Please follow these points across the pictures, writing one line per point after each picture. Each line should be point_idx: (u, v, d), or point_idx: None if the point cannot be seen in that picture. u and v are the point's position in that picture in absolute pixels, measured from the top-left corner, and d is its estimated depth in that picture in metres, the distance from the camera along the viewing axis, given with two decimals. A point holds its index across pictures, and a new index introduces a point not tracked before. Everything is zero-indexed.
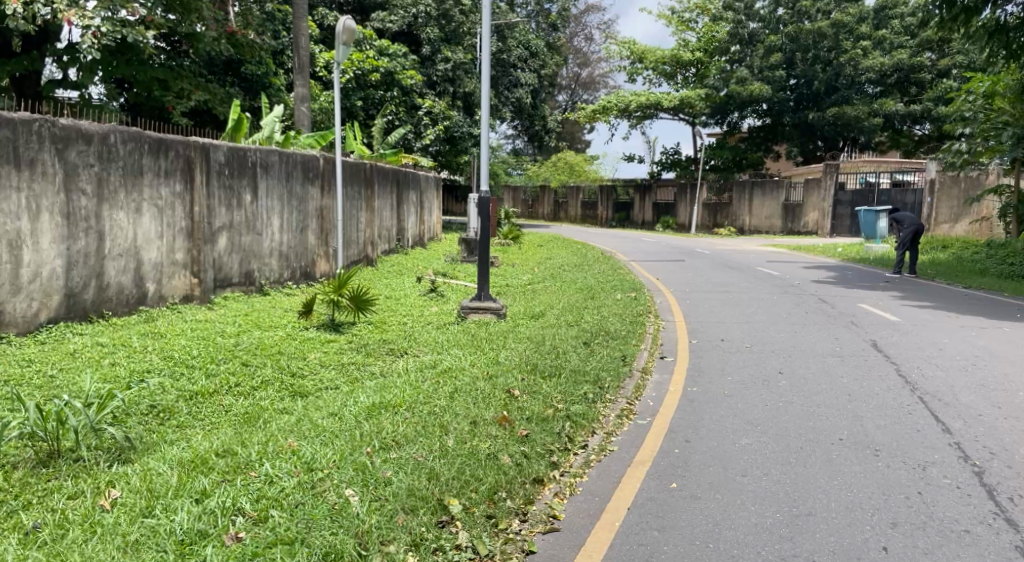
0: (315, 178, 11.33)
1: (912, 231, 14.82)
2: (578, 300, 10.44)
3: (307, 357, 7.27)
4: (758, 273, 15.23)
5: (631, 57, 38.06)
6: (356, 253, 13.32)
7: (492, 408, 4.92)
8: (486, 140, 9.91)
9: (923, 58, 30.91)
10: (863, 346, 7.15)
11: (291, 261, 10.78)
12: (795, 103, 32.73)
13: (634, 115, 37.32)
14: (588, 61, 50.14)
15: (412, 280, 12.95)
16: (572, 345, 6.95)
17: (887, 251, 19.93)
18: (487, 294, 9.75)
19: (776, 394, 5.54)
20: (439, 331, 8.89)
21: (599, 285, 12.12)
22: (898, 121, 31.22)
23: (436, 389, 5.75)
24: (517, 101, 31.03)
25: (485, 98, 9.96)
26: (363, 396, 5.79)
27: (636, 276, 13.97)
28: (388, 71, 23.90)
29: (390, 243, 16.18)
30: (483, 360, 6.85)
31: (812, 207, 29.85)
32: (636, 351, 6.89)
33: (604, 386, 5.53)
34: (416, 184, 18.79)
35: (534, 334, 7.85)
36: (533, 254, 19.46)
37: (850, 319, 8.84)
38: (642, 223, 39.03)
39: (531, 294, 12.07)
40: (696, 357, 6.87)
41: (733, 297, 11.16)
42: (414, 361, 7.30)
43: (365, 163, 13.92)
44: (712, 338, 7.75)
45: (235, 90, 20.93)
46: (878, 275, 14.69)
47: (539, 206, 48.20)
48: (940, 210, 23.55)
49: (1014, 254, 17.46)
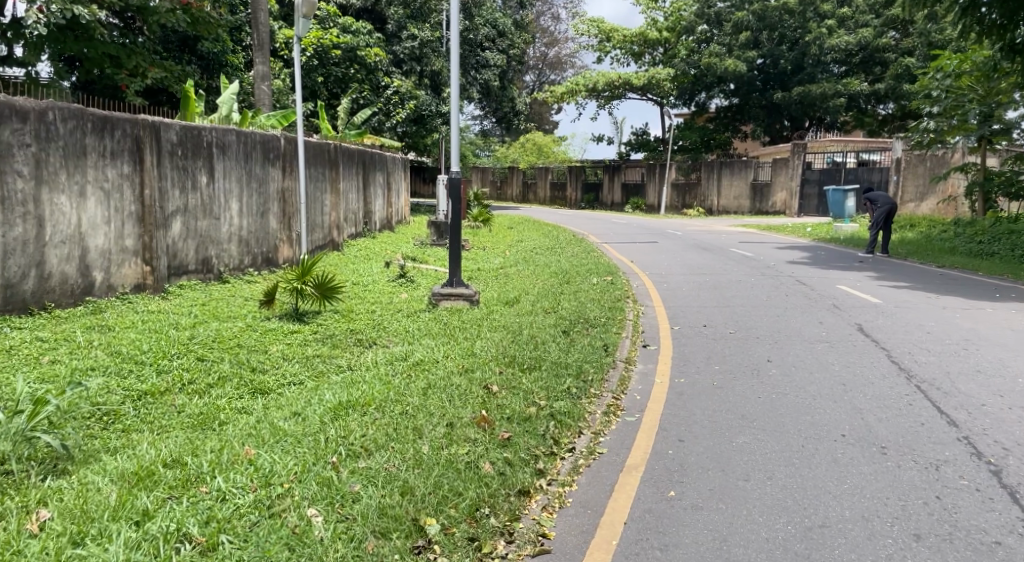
0: (276, 159, 10.75)
1: (885, 210, 14.73)
2: (553, 285, 10.08)
3: (268, 350, 6.80)
4: (733, 254, 15.04)
5: (599, 36, 37.58)
6: (320, 238, 12.77)
7: (470, 408, 4.55)
8: (455, 118, 9.41)
9: (888, 37, 30.97)
10: (850, 330, 6.92)
11: (251, 246, 10.22)
12: (763, 83, 32.84)
13: (603, 95, 36.97)
14: (555, 40, 49.55)
15: (380, 266, 12.47)
16: (550, 334, 6.60)
17: (856, 231, 19.93)
18: (458, 279, 9.35)
19: (768, 384, 5.25)
20: (408, 320, 8.46)
21: (573, 268, 11.79)
22: (864, 100, 31.31)
23: (408, 385, 5.35)
24: (484, 81, 30.45)
25: (455, 70, 9.32)
26: (329, 394, 5.37)
27: (610, 259, 13.67)
28: (352, 48, 23.11)
29: (356, 227, 15.63)
30: (457, 351, 6.47)
31: (780, 186, 29.76)
32: (619, 340, 6.57)
33: (587, 380, 5.19)
34: (382, 165, 18.19)
35: (510, 323, 7.48)
36: (503, 236, 19.06)
37: (832, 302, 8.64)
38: (612, 205, 38.81)
39: (504, 279, 11.69)
40: (680, 345, 6.57)
41: (711, 280, 10.93)
42: (383, 353, 6.88)
43: (328, 143, 13.33)
44: (695, 324, 7.46)
45: (191, 68, 20.08)
46: (850, 255, 14.59)
47: (507, 188, 47.73)
48: (907, 189, 23.51)
49: (981, 232, 17.53)
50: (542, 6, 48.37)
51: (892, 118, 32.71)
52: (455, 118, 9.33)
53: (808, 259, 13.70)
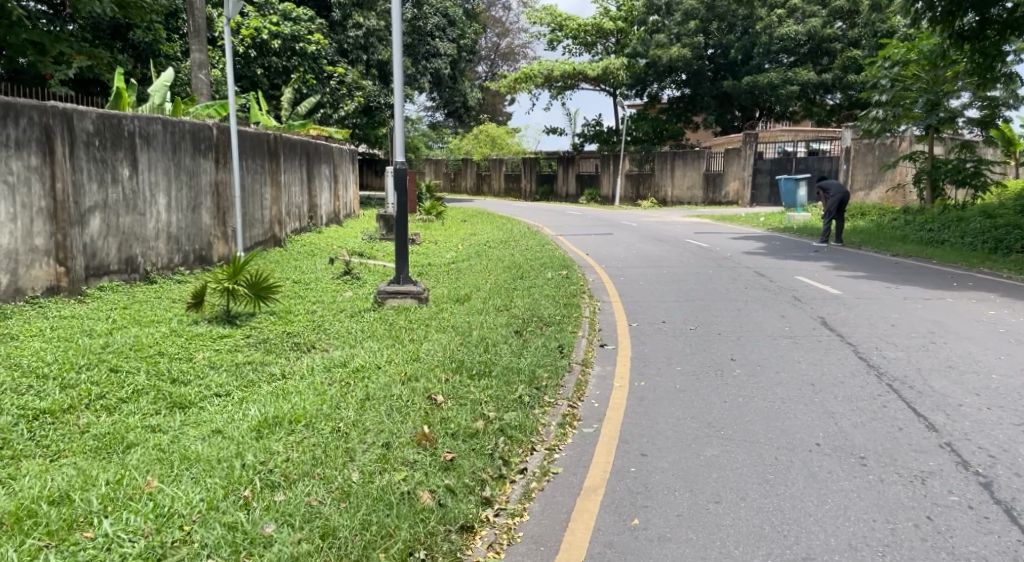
0: (208, 150, 10.04)
1: (837, 198, 14.65)
2: (506, 280, 9.66)
3: (193, 357, 6.21)
4: (688, 244, 14.84)
5: (550, 25, 37.25)
6: (259, 234, 12.07)
7: (409, 423, 4.09)
8: (400, 105, 8.81)
9: (835, 27, 31.28)
10: (813, 325, 6.66)
11: (182, 244, 9.52)
12: (713, 73, 32.95)
13: (555, 86, 36.66)
14: (507, 31, 49.07)
15: (324, 262, 11.87)
16: (502, 335, 6.16)
17: (808, 220, 20.00)
18: (406, 276, 8.85)
19: (733, 385, 4.91)
20: (351, 321, 7.93)
21: (527, 262, 11.38)
22: (812, 90, 31.63)
23: (344, 397, 4.86)
24: (435, 70, 29.82)
25: (398, 53, 8.75)
26: (255, 409, 4.85)
27: (565, 252, 13.30)
28: (292, 37, 22.21)
29: (300, 221, 14.95)
30: (401, 355, 5.99)
31: (732, 176, 29.78)
32: (575, 340, 6.16)
33: (540, 386, 4.76)
34: (328, 157, 17.49)
35: (459, 323, 7.03)
36: (456, 230, 18.57)
37: (792, 293, 8.41)
38: (566, 196, 38.59)
39: (456, 274, 11.22)
40: (640, 344, 6.20)
41: (667, 272, 10.65)
42: (322, 358, 6.36)
43: (267, 134, 12.64)
44: (653, 320, 7.11)
45: (122, 56, 19.05)
46: (804, 244, 14.51)
47: (462, 180, 47.16)
48: (858, 177, 23.60)
49: (930, 220, 17.71)
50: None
51: (839, 108, 33.14)
52: (399, 105, 8.77)
53: (764, 250, 13.56)
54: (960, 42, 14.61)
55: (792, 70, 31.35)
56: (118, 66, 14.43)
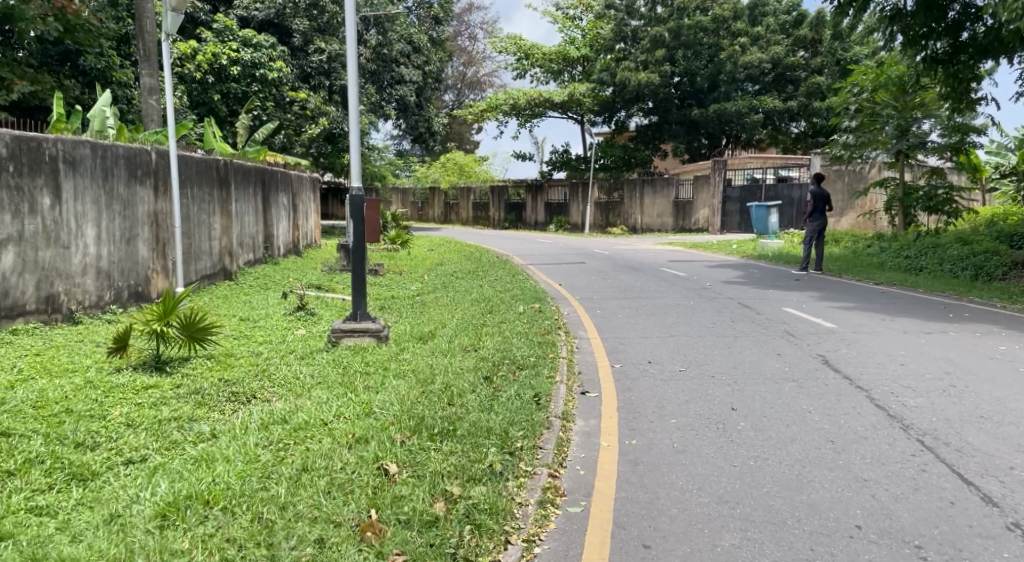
0: (145, 176, 9.15)
1: (817, 224, 14.21)
2: (474, 315, 8.89)
3: (109, 413, 5.32)
4: (664, 273, 14.27)
5: (517, 53, 37.02)
6: (206, 267, 11.16)
7: (353, 505, 3.31)
8: (355, 126, 8.02)
9: (798, 56, 31.49)
10: (815, 364, 6.03)
11: (115, 279, 8.60)
12: (679, 101, 32.86)
13: (522, 114, 36.32)
14: (473, 60, 48.90)
15: (277, 297, 11.02)
16: (471, 382, 5.39)
17: (782, 247, 19.68)
18: (363, 312, 8.03)
19: (741, 443, 4.21)
20: (300, 363, 7.10)
21: (496, 294, 10.64)
22: (778, 118, 31.67)
23: (278, 466, 4.04)
24: (400, 97, 29.31)
25: (353, 69, 7.96)
26: (168, 483, 3.99)
27: (536, 283, 12.61)
28: (251, 63, 21.48)
29: (254, 252, 14.04)
30: (351, 409, 5.19)
31: (702, 204, 29.51)
32: (552, 386, 5.42)
33: (514, 448, 4.00)
34: (286, 184, 16.63)
35: (422, 367, 6.25)
36: (421, 259, 17.80)
37: (783, 327, 7.81)
38: (535, 224, 38.09)
39: (421, 308, 10.47)
40: (626, 390, 5.47)
41: (646, 304, 10.00)
42: (262, 411, 5.52)
43: (217, 160, 11.78)
44: (638, 360, 6.41)
45: (69, 83, 18.09)
46: (784, 273, 14.01)
47: (429, 209, 46.50)
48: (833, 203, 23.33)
49: (906, 247, 17.43)
50: (458, 26, 47.73)
51: (804, 136, 33.33)
52: (354, 127, 7.96)
53: (743, 278, 13.04)
54: (933, 66, 14.24)
55: (758, 97, 31.43)
56: (55, 102, 13.65)
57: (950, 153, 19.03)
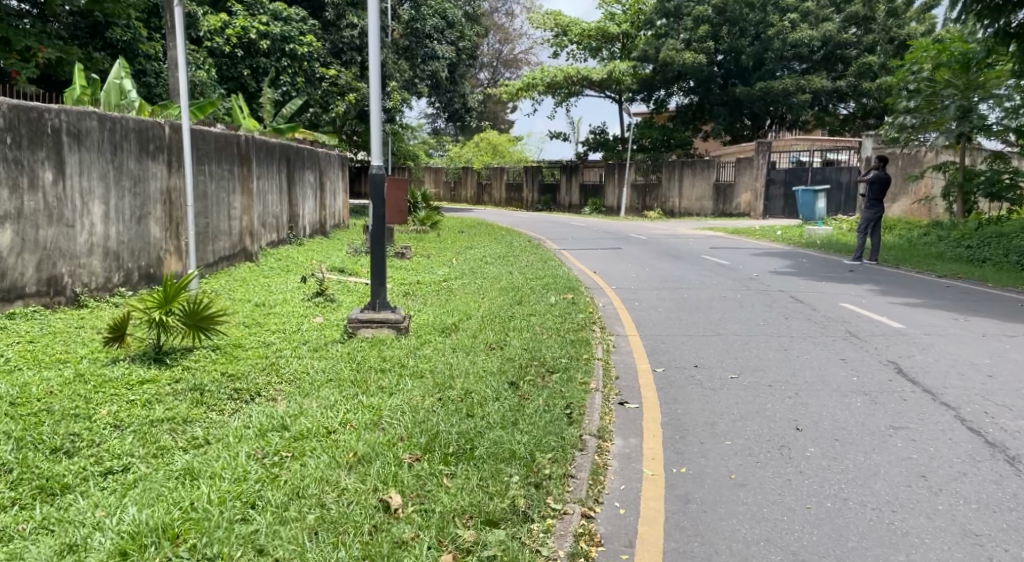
0: (158, 152, 8.61)
1: (872, 211, 13.26)
2: (502, 305, 8.29)
3: (96, 413, 4.82)
4: (706, 261, 13.50)
5: (554, 29, 35.99)
6: (224, 248, 10.67)
7: (345, 552, 2.73)
8: (377, 97, 7.31)
9: (849, 34, 30.03)
10: (887, 375, 5.30)
11: (124, 260, 8.13)
12: (722, 80, 31.66)
13: (559, 93, 35.39)
14: (509, 37, 47.91)
15: (297, 281, 10.55)
16: (494, 389, 4.79)
17: (830, 233, 18.69)
18: (382, 301, 7.46)
19: (813, 476, 3.53)
20: (313, 357, 6.56)
21: (526, 282, 10.01)
22: (826, 99, 30.25)
23: (265, 489, 3.46)
24: (433, 74, 28.69)
25: (374, 36, 7.30)
26: (140, 504, 3.44)
27: (570, 269, 11.96)
28: (282, 36, 21.04)
29: (278, 233, 13.58)
30: (361, 416, 4.62)
31: (743, 187, 28.43)
32: (585, 395, 4.78)
33: (543, 478, 3.38)
34: (312, 162, 16.13)
35: (442, 367, 5.67)
36: (452, 242, 17.25)
37: (844, 326, 7.06)
38: (569, 206, 37.28)
39: (447, 297, 9.91)
40: (670, 402, 4.81)
41: (688, 296, 9.29)
42: (264, 413, 4.99)
43: (237, 135, 11.25)
44: (683, 364, 5.73)
45: (96, 56, 17.78)
46: (835, 263, 13.13)
47: (462, 189, 45.90)
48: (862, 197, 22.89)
49: (966, 236, 16.35)
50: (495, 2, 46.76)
51: (852, 118, 31.94)
52: (374, 98, 7.28)
53: (792, 268, 12.23)
54: (1007, 41, 13.04)
55: (805, 76, 30.08)
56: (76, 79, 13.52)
57: (1015, 137, 17.79)
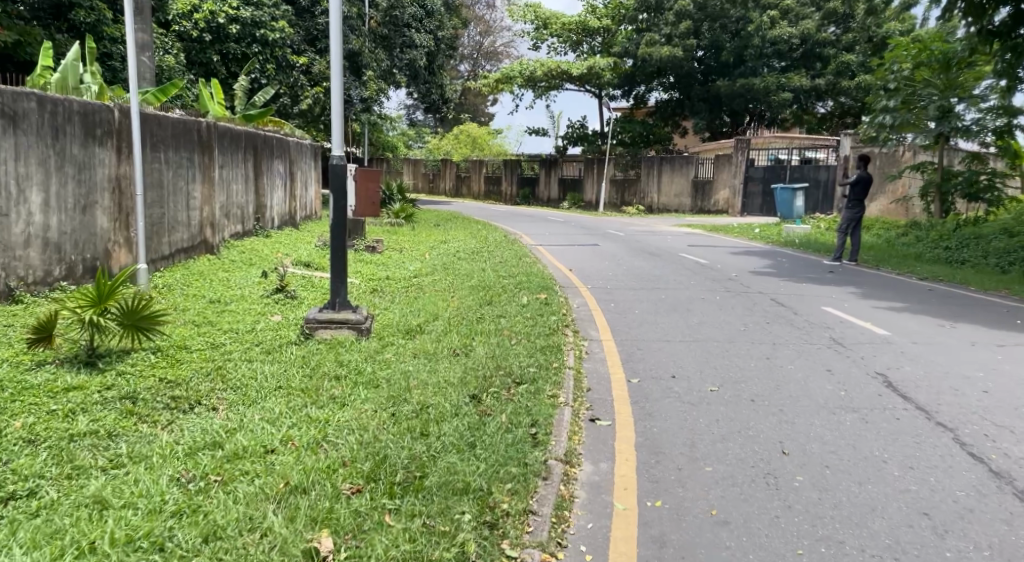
0: (106, 137, 7.99)
1: (854, 212, 13.00)
2: (471, 305, 7.86)
3: (7, 428, 4.32)
4: (684, 259, 13.17)
5: (535, 22, 35.42)
6: (180, 240, 10.09)
7: None
8: (337, 81, 6.78)
9: (829, 32, 29.89)
10: (877, 389, 4.94)
11: (65, 252, 7.49)
12: (703, 76, 31.40)
13: (539, 86, 34.94)
14: (490, 29, 47.32)
15: (258, 275, 10.03)
16: (453, 402, 4.36)
17: (809, 232, 18.47)
18: (342, 300, 6.99)
19: (805, 513, 3.14)
20: (263, 360, 6.08)
21: (498, 280, 9.60)
22: (805, 97, 30.12)
23: (179, 527, 3.00)
24: (410, 63, 28.20)
25: (334, 16, 6.79)
26: (31, 545, 2.97)
27: (545, 267, 11.55)
28: (252, 21, 20.40)
29: (242, 224, 12.99)
30: (305, 432, 4.16)
31: (723, 184, 28.21)
32: (553, 411, 4.37)
33: (500, 522, 2.96)
34: (282, 152, 15.56)
35: (400, 375, 5.23)
36: (425, 236, 16.77)
37: (828, 332, 6.73)
38: (548, 201, 36.89)
39: (414, 295, 9.46)
40: (646, 418, 4.42)
41: (666, 296, 8.94)
42: (200, 427, 4.51)
43: (198, 121, 10.65)
44: (660, 374, 5.35)
45: (57, 38, 17.07)
46: (816, 263, 12.86)
47: (440, 181, 45.31)
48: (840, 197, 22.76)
49: (945, 237, 16.17)
50: None
51: (831, 116, 31.81)
52: (334, 83, 6.78)
53: (772, 268, 11.92)
54: (988, 40, 12.85)
55: (786, 74, 29.87)
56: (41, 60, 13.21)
57: (993, 139, 17.53)
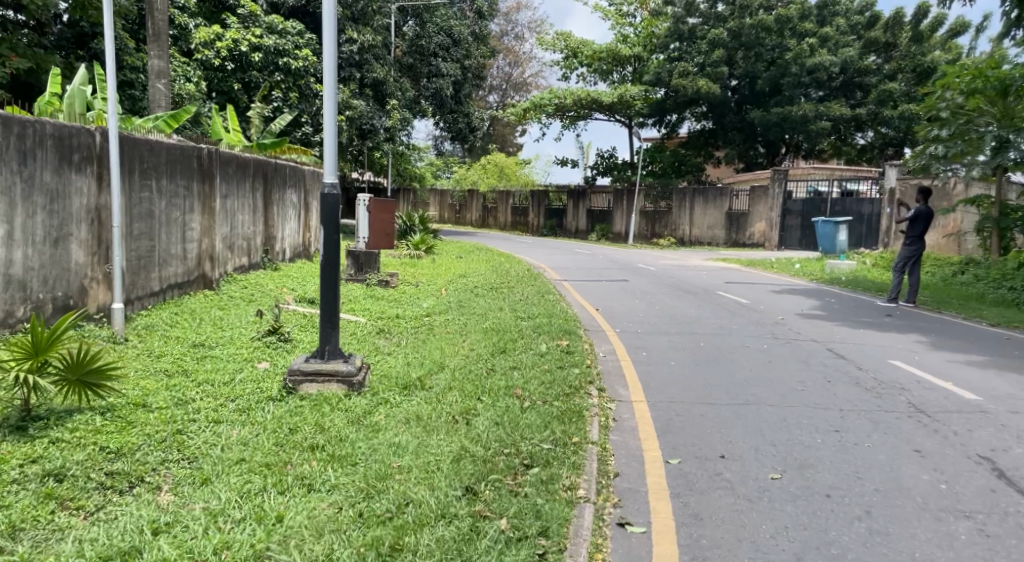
0: (84, 164, 7.27)
1: (913, 247, 11.93)
2: (481, 354, 6.90)
3: None
4: (723, 298, 12.13)
5: (565, 50, 34.87)
6: (173, 275, 9.31)
7: None
8: (332, 101, 5.99)
9: (869, 60, 28.89)
10: (985, 484, 3.93)
11: (32, 290, 6.67)
12: (737, 105, 30.48)
13: (568, 115, 34.28)
14: (519, 59, 47.03)
15: (256, 313, 9.23)
16: (442, 496, 3.44)
17: (855, 269, 17.29)
18: (333, 349, 6.11)
19: None
20: (234, 424, 5.19)
21: (516, 322, 8.66)
22: (845, 127, 29.03)
23: None
24: (436, 91, 27.82)
25: (328, 24, 6.02)
26: None
27: (568, 306, 10.60)
28: (275, 50, 20.11)
29: (247, 258, 12.25)
30: (254, 534, 3.26)
31: (758, 217, 27.06)
32: (572, 512, 3.43)
33: None
34: (295, 181, 14.90)
35: (385, 451, 4.29)
36: (444, 269, 15.93)
37: (903, 396, 5.71)
38: (575, 232, 35.95)
39: (423, 338, 8.53)
40: (693, 524, 3.46)
41: (705, 344, 7.92)
42: (129, 520, 3.59)
43: (198, 148, 9.98)
44: (706, 454, 4.37)
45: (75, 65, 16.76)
46: (868, 305, 11.75)
47: (467, 212, 44.71)
48: (884, 231, 21.52)
49: (1007, 276, 14.89)
50: (505, 25, 45.88)
51: (871, 148, 30.62)
52: (328, 100, 6.01)
53: (821, 310, 10.84)
54: None
55: (824, 103, 28.82)
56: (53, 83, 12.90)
57: None
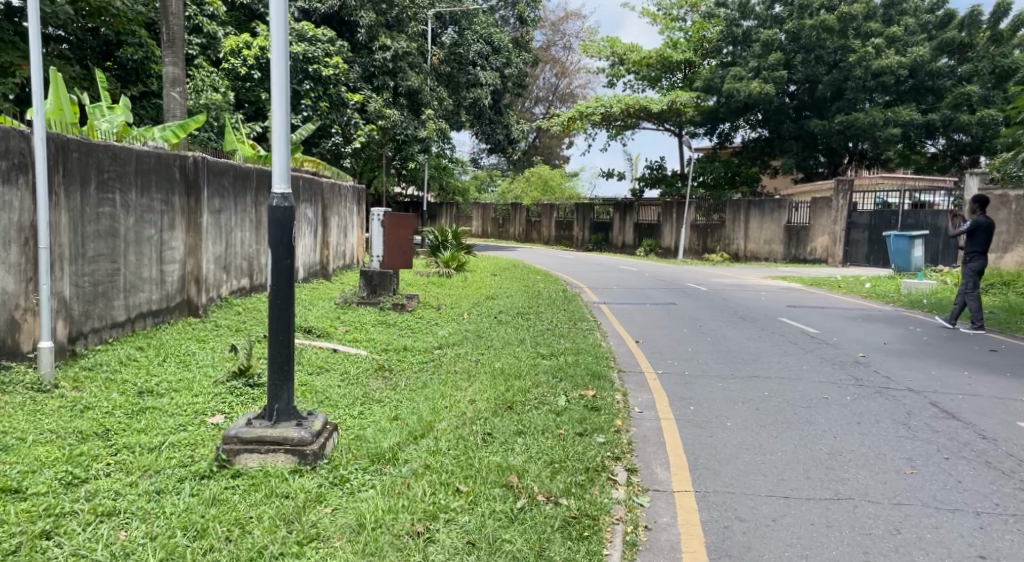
0: (11, 173, 6.09)
1: (974, 264, 10.32)
2: (481, 411, 5.41)
3: None
4: (788, 326, 10.40)
5: (612, 57, 33.28)
6: (146, 301, 8.15)
7: None
8: (282, 86, 4.67)
9: (941, 62, 26.63)
10: None
11: None
12: (795, 112, 28.48)
13: (614, 125, 32.69)
14: (566, 71, 45.67)
15: (238, 343, 8.01)
16: None
17: (936, 289, 15.32)
18: (285, 409, 4.74)
19: None
20: (133, 517, 3.85)
21: (536, 363, 7.14)
22: (915, 134, 26.81)
23: None
24: (475, 102, 26.59)
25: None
26: None
27: (603, 338, 9.06)
28: (304, 57, 19.07)
29: (248, 280, 11.07)
30: None
31: (820, 230, 25.01)
32: None
33: None
34: (312, 195, 13.76)
35: None
36: (475, 288, 14.61)
37: None
38: (622, 246, 34.22)
39: (427, 379, 7.12)
40: None
41: (771, 392, 6.31)
42: None
43: (179, 156, 8.83)
44: None
45: (95, 76, 15.97)
46: (964, 336, 9.95)
47: (510, 226, 43.32)
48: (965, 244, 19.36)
49: None
50: (552, 35, 44.51)
51: (943, 155, 28.35)
52: (276, 89, 4.70)
53: (908, 343, 9.07)
54: None
55: (892, 108, 26.63)
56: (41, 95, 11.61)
57: None
